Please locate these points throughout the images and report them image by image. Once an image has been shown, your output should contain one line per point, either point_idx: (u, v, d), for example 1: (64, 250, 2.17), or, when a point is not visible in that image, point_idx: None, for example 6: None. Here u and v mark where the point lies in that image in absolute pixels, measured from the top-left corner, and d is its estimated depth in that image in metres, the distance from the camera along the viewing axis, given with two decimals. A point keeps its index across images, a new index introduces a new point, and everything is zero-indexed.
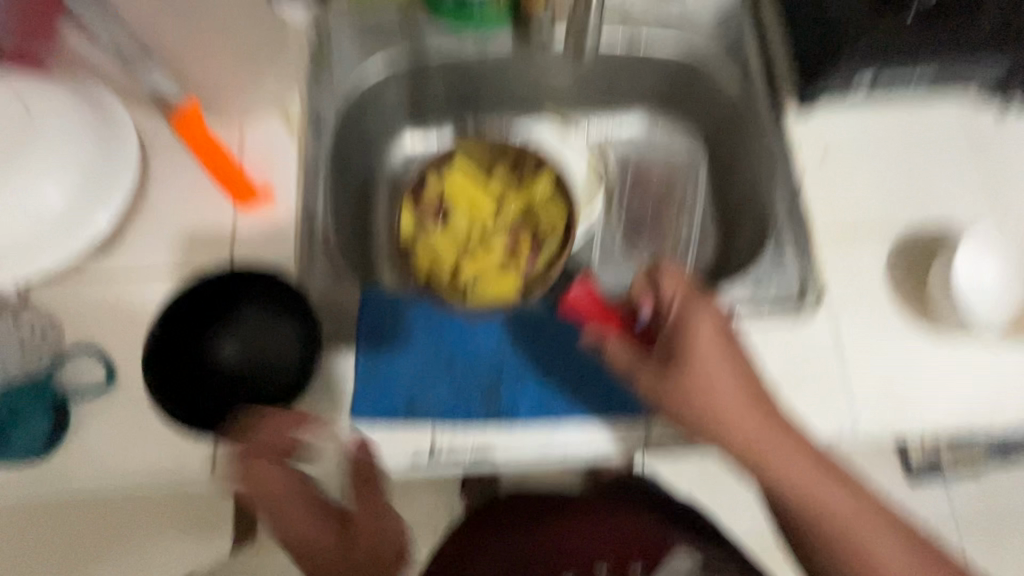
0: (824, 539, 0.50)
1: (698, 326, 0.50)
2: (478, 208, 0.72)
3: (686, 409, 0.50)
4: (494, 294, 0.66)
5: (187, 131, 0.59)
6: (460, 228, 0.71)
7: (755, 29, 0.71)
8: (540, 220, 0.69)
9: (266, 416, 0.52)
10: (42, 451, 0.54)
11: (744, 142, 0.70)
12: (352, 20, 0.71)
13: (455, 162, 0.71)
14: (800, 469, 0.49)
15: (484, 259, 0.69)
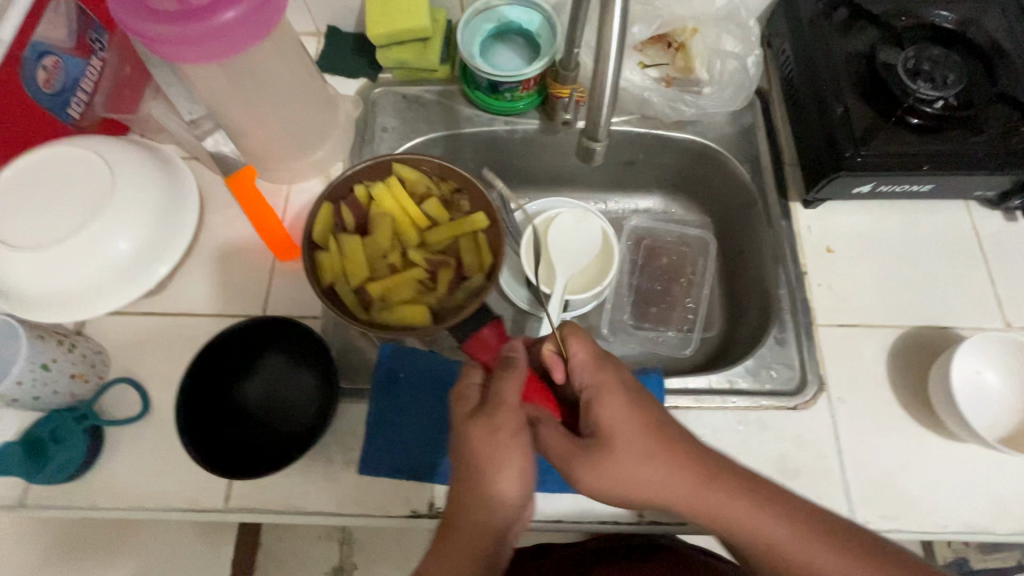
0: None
1: (606, 388, 0.49)
2: (402, 225, 0.67)
3: (609, 488, 0.47)
4: (405, 319, 0.63)
5: (241, 191, 0.67)
6: (379, 244, 0.67)
7: (766, 127, 0.75)
8: (465, 259, 0.67)
9: (280, 459, 0.56)
10: (73, 475, 0.58)
11: (748, 229, 0.75)
12: (393, 98, 0.78)
13: (389, 177, 0.66)
14: (752, 532, 0.45)
15: (399, 280, 0.65)
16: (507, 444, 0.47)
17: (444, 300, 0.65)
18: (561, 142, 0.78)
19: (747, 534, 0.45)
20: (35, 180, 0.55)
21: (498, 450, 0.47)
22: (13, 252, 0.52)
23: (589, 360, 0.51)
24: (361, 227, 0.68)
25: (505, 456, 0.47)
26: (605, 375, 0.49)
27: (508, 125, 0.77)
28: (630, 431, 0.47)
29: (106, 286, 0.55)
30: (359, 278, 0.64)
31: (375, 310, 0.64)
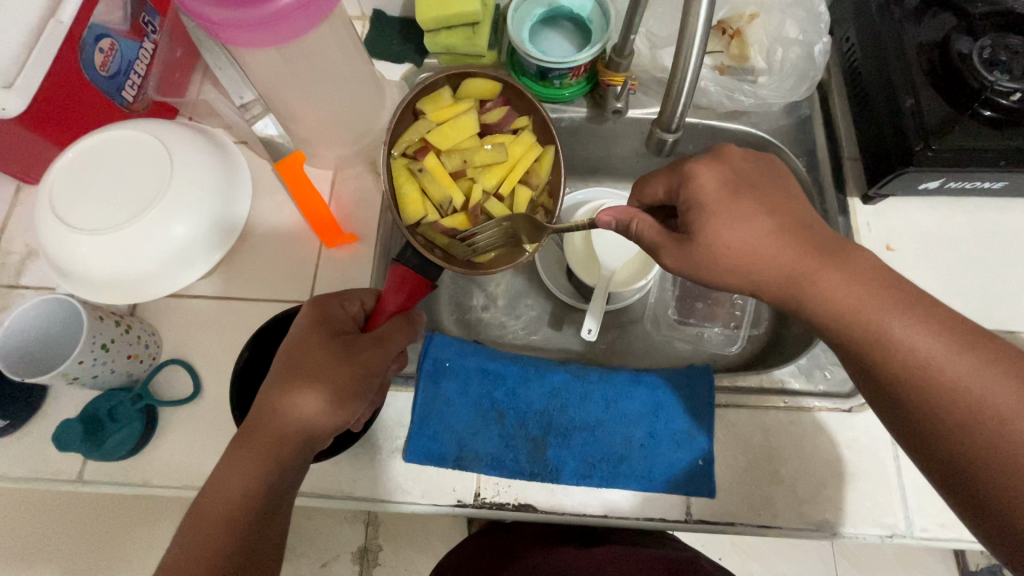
0: (979, 428, 0.40)
1: (704, 177, 0.49)
2: (495, 169, 0.65)
3: (731, 254, 0.48)
4: (397, 186, 0.63)
5: (290, 178, 0.66)
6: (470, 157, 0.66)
7: (824, 118, 0.73)
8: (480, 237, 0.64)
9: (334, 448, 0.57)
10: (131, 452, 0.60)
11: None
12: None
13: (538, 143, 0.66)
14: (939, 347, 0.42)
15: (434, 171, 0.64)
16: (341, 359, 0.50)
17: (433, 225, 0.63)
18: (608, 130, 0.77)
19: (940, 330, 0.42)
20: (94, 163, 0.56)
21: (341, 368, 0.49)
22: (78, 233, 0.53)
23: (708, 164, 0.50)
24: (481, 122, 0.67)
25: (345, 382, 0.49)
26: (719, 175, 0.49)
27: (554, 113, 0.76)
28: (732, 204, 0.47)
29: (164, 269, 0.57)
30: (430, 138, 0.64)
31: (399, 156, 0.64)
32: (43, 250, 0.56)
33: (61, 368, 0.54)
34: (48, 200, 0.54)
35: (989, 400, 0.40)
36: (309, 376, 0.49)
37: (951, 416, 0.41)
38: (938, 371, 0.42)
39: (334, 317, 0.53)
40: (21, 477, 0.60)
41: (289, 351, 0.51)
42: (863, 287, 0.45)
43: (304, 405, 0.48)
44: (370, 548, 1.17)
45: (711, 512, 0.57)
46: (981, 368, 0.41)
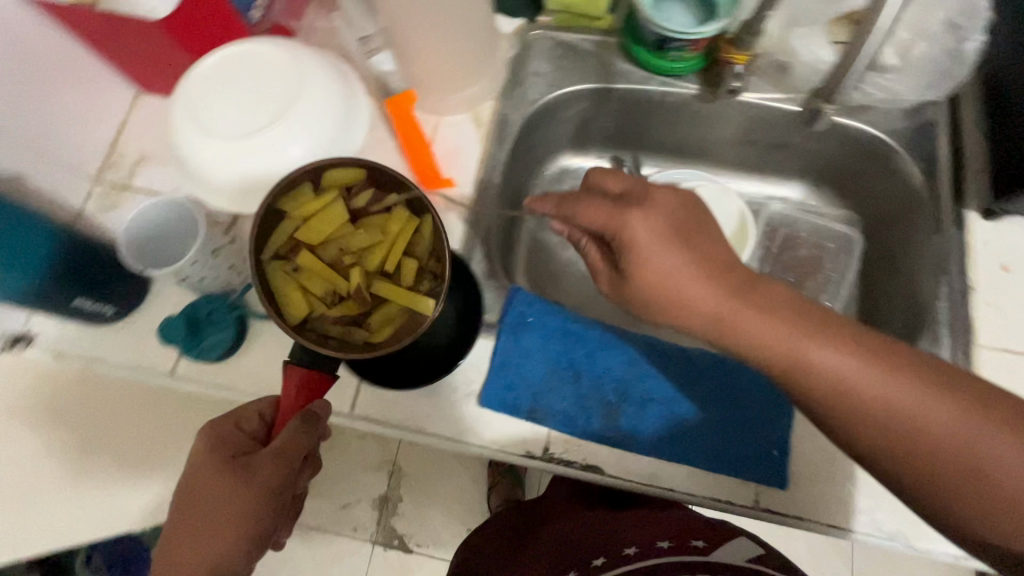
0: (927, 451, 0.44)
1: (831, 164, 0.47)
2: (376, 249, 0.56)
3: None
4: (274, 287, 0.53)
5: (401, 118, 0.66)
6: (350, 244, 0.56)
7: (950, 125, 0.69)
8: (376, 322, 0.54)
9: (429, 375, 0.60)
10: (224, 356, 0.63)
11: (909, 234, 0.70)
12: (548, 44, 0.76)
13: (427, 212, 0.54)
14: (875, 379, 0.45)
15: (313, 268, 0.55)
16: (238, 482, 0.50)
17: (328, 320, 0.54)
18: (713, 111, 0.75)
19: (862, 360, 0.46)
20: (232, 71, 0.58)
21: (241, 498, 0.50)
22: (211, 136, 0.56)
23: (643, 213, 0.48)
24: (353, 210, 0.56)
25: (251, 500, 0.50)
26: (654, 225, 0.48)
27: (663, 87, 0.74)
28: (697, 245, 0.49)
29: (277, 187, 0.58)
30: (300, 235, 0.54)
31: (274, 261, 0.53)
32: (174, 149, 0.58)
33: (176, 266, 0.57)
34: (186, 100, 0.57)
35: (924, 422, 0.44)
36: (207, 508, 0.51)
37: (903, 443, 0.45)
38: (885, 402, 0.45)
39: (224, 440, 0.52)
40: (121, 364, 0.63)
41: (189, 497, 0.51)
42: (788, 329, 0.46)
43: (225, 524, 0.51)
44: (391, 497, 1.21)
45: (778, 503, 0.57)
46: (908, 390, 0.45)
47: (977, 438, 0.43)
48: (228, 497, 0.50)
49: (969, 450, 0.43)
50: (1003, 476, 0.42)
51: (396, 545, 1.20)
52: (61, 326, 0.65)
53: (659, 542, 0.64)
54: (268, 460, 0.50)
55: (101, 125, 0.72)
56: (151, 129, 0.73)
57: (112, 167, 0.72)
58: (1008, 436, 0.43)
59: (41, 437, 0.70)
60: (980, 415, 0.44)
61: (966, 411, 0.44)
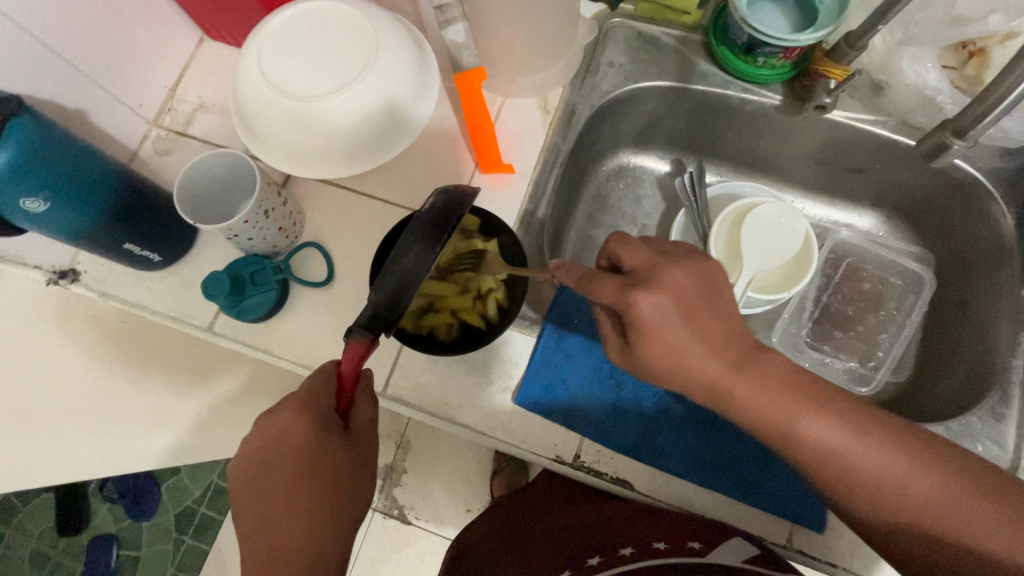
0: (914, 521, 0.43)
1: None
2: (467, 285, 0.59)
3: None
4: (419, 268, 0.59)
5: (466, 94, 0.64)
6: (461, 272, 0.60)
7: None
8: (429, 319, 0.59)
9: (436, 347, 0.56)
10: (263, 318, 0.62)
11: (989, 284, 0.65)
12: (628, 32, 0.73)
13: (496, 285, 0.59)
14: (861, 448, 0.43)
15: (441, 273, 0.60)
16: (350, 454, 0.48)
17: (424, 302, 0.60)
18: (794, 126, 0.71)
19: (850, 429, 0.44)
20: (306, 30, 0.56)
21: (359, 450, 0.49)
22: (279, 94, 0.54)
23: (647, 290, 0.43)
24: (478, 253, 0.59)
25: (363, 467, 0.49)
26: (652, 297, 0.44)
27: (744, 93, 0.70)
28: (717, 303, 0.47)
29: (339, 153, 0.57)
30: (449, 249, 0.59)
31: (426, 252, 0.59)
32: (239, 101, 0.57)
33: (226, 224, 0.55)
34: (257, 55, 0.55)
35: (913, 492, 0.43)
36: (329, 470, 0.47)
37: (890, 511, 0.43)
38: (871, 471, 0.43)
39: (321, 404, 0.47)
40: (162, 311, 0.63)
41: (296, 469, 0.47)
42: (776, 393, 0.44)
43: (337, 498, 0.48)
44: (395, 468, 1.21)
45: (810, 544, 0.55)
46: (896, 458, 0.43)
47: (953, 509, 0.42)
48: (348, 448, 0.48)
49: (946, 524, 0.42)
50: (979, 552, 0.41)
51: (395, 515, 1.21)
52: (106, 265, 0.65)
53: (655, 542, 0.52)
54: (369, 429, 0.51)
55: (163, 67, 0.70)
56: (213, 76, 0.72)
57: (169, 113, 0.71)
58: (990, 511, 0.41)
59: (75, 370, 0.71)
60: (958, 482, 0.42)
61: (944, 483, 0.42)
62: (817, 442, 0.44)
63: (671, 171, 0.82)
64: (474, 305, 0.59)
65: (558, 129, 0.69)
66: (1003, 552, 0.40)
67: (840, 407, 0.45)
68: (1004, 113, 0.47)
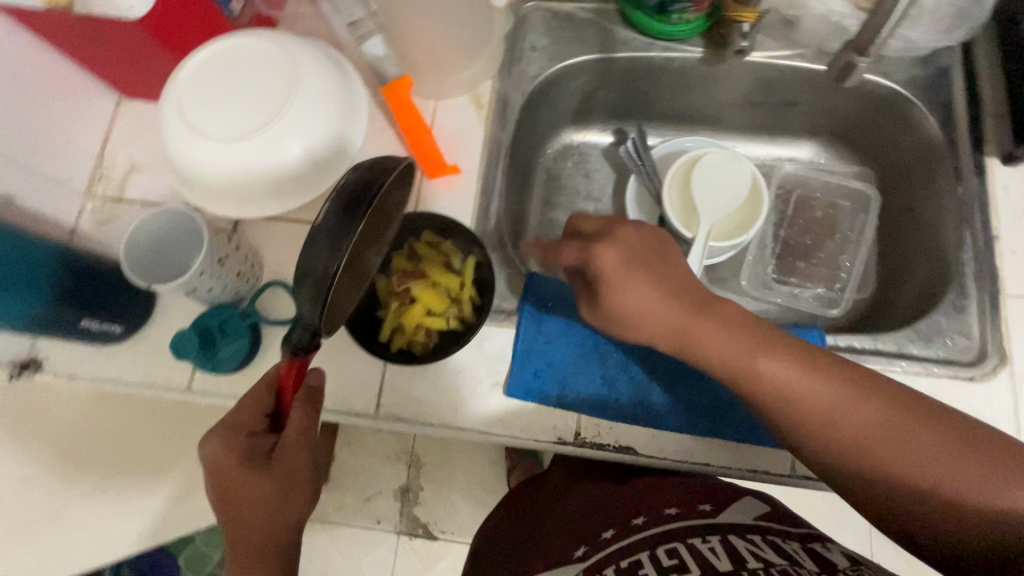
0: (884, 465, 0.43)
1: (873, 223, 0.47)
2: (433, 295, 0.59)
3: None
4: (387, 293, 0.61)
5: (397, 105, 0.63)
6: (426, 285, 0.60)
7: (964, 74, 0.68)
8: (407, 335, 0.60)
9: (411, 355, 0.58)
10: (241, 366, 0.61)
11: (928, 187, 0.68)
12: (543, 14, 0.73)
13: (463, 287, 0.60)
14: (825, 393, 0.45)
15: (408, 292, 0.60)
16: (278, 476, 0.47)
17: (397, 322, 0.60)
18: (720, 74, 0.73)
19: (813, 379, 0.46)
20: (220, 70, 0.55)
21: (286, 472, 0.48)
22: (206, 141, 0.53)
23: (604, 244, 0.49)
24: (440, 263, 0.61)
25: (300, 487, 0.48)
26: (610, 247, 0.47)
27: (666, 52, 0.71)
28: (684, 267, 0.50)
29: (280, 188, 0.56)
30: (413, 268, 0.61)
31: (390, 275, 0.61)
32: (169, 156, 0.56)
33: (182, 279, 0.55)
34: (176, 108, 0.54)
35: (878, 435, 0.44)
36: (254, 494, 0.47)
37: (860, 455, 0.44)
38: (836, 414, 0.45)
39: (237, 434, 0.48)
40: (136, 381, 0.62)
41: (229, 503, 0.47)
42: (745, 350, 0.47)
43: (276, 520, 0.48)
44: (412, 487, 1.21)
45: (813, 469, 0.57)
46: (860, 403, 0.45)
47: (916, 447, 0.43)
48: (268, 472, 0.47)
49: (908, 463, 0.42)
50: (938, 491, 0.42)
51: (421, 533, 1.20)
52: (67, 348, 0.63)
53: (666, 509, 0.54)
54: (298, 448, 0.48)
55: (85, 138, 0.68)
56: (140, 138, 0.71)
57: (102, 180, 0.69)
58: (945, 443, 0.42)
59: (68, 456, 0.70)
60: (921, 424, 0.43)
61: (902, 423, 0.44)
62: (783, 386, 0.46)
63: (615, 141, 0.83)
64: (449, 310, 0.60)
65: (495, 121, 0.69)
66: (960, 488, 0.41)
67: (807, 360, 0.46)
68: (897, 23, 0.50)
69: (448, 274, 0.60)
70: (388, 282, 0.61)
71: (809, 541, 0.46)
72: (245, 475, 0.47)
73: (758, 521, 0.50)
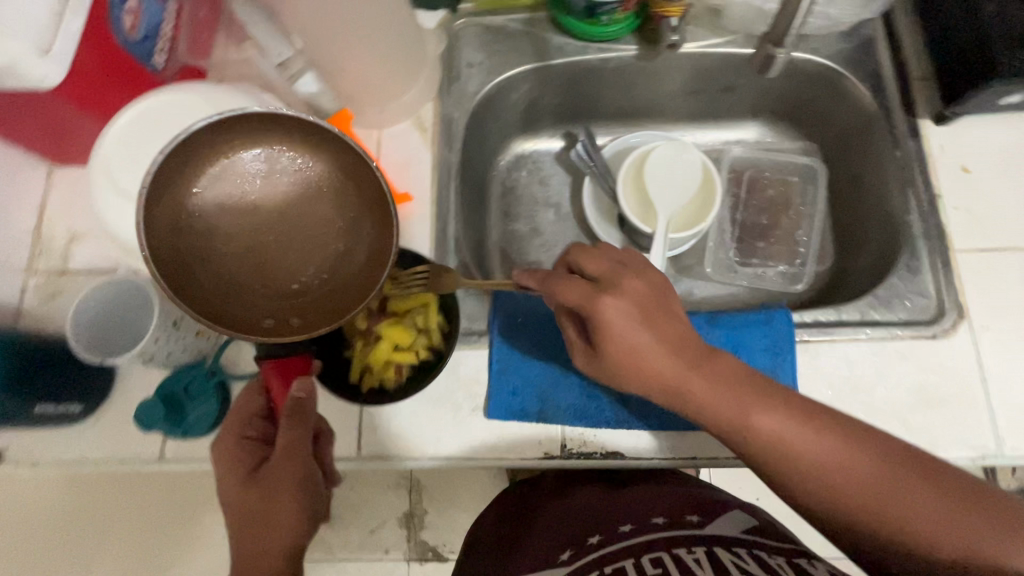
0: (878, 520, 0.43)
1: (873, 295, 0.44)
2: (398, 329, 0.59)
3: None
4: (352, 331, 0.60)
5: None
6: (391, 319, 0.59)
7: (886, 41, 0.70)
8: (375, 374, 0.59)
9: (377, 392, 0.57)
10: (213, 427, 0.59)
11: (869, 154, 0.70)
12: (475, 30, 0.73)
13: (428, 318, 0.60)
14: (818, 448, 0.44)
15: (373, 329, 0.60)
16: (263, 486, 0.48)
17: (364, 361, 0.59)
18: (657, 68, 0.74)
19: (808, 435, 0.44)
20: (159, 127, 0.54)
21: (270, 480, 0.48)
22: None
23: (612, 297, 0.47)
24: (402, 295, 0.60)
25: (284, 501, 0.48)
26: None
27: (601, 53, 0.72)
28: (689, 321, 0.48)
29: None
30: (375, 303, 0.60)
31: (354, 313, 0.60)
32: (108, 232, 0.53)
33: (137, 349, 0.53)
34: (110, 181, 0.52)
35: (871, 488, 0.43)
36: (243, 504, 0.48)
37: (853, 508, 0.43)
38: (829, 467, 0.44)
39: (232, 444, 0.51)
40: (104, 459, 0.59)
41: (230, 522, 0.48)
42: (738, 405, 0.46)
43: (262, 538, 0.47)
44: (416, 512, 1.19)
45: None
46: (852, 455, 0.44)
47: (907, 501, 0.42)
48: (255, 480, 0.48)
49: (896, 518, 0.42)
50: (926, 545, 0.41)
51: (431, 557, 1.18)
52: (28, 435, 0.60)
53: (654, 517, 0.56)
54: (283, 456, 0.49)
55: (19, 214, 0.66)
56: (78, 205, 0.68)
57: (43, 254, 0.66)
58: (936, 497, 0.42)
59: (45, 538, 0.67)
60: (913, 477, 0.43)
61: (907, 477, 0.43)
62: (778, 444, 0.45)
63: (565, 145, 0.83)
64: (416, 341, 0.59)
65: (441, 143, 0.69)
66: (947, 542, 0.41)
67: (800, 412, 0.45)
68: None
69: (412, 305, 0.60)
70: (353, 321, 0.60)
71: (796, 557, 0.47)
72: (235, 484, 0.49)
73: (745, 534, 0.52)
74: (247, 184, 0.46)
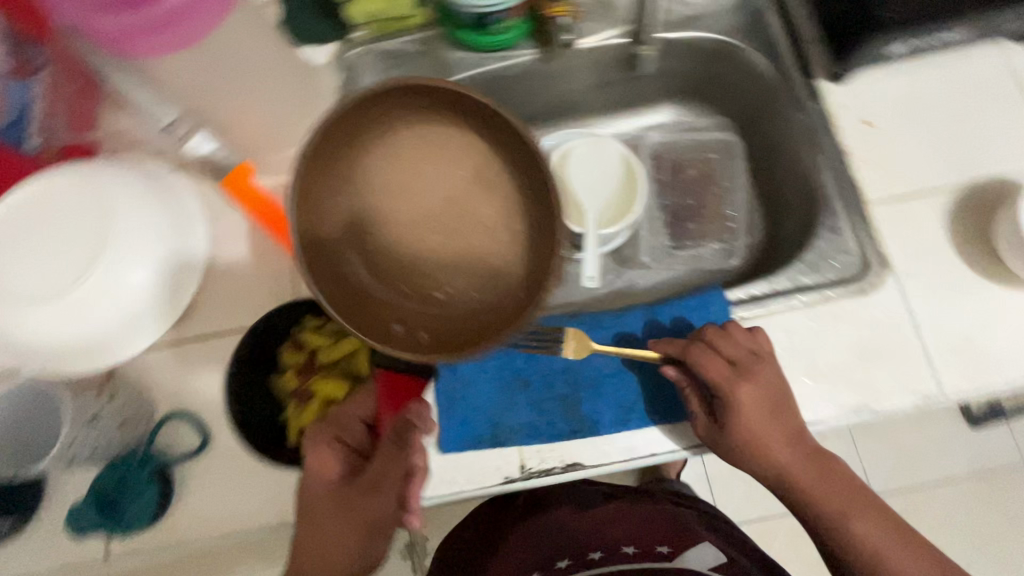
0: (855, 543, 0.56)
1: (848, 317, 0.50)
2: (332, 385, 0.56)
3: None
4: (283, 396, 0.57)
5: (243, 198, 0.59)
6: (322, 375, 0.57)
7: (776, 7, 0.70)
8: None
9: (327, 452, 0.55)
10: (158, 516, 0.56)
11: (780, 120, 0.71)
12: (369, 56, 0.71)
13: (360, 364, 0.58)
14: (824, 481, 0.57)
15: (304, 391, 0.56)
16: (361, 497, 0.52)
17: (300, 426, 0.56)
18: (560, 67, 0.73)
19: (824, 474, 0.57)
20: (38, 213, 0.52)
21: (367, 501, 0.52)
22: (34, 303, 0.49)
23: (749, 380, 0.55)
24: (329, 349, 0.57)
25: (380, 515, 0.52)
26: None
27: (501, 62, 0.71)
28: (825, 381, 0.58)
29: (136, 320, 0.55)
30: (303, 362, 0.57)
31: (283, 376, 0.57)
32: None
33: None
34: None
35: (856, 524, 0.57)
36: (338, 509, 0.52)
37: (838, 525, 0.57)
38: (830, 498, 0.57)
39: (323, 449, 0.53)
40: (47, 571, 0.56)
41: (312, 513, 0.52)
42: (779, 442, 0.56)
43: (360, 538, 0.52)
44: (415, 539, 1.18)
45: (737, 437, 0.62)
46: (849, 496, 0.57)
47: (874, 538, 0.56)
48: (355, 494, 0.52)
49: (867, 546, 0.56)
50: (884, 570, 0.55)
51: None
52: None
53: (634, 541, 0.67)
54: (383, 474, 0.52)
55: None
56: None
57: None
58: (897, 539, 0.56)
59: None
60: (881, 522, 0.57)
61: (875, 519, 0.57)
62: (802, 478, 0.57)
63: None
64: (352, 393, 0.57)
65: None
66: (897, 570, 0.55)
67: (821, 451, 0.58)
68: None
69: (342, 357, 0.57)
70: (284, 378, 0.57)
71: None
72: (331, 489, 0.52)
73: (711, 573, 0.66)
74: (427, 177, 0.40)
